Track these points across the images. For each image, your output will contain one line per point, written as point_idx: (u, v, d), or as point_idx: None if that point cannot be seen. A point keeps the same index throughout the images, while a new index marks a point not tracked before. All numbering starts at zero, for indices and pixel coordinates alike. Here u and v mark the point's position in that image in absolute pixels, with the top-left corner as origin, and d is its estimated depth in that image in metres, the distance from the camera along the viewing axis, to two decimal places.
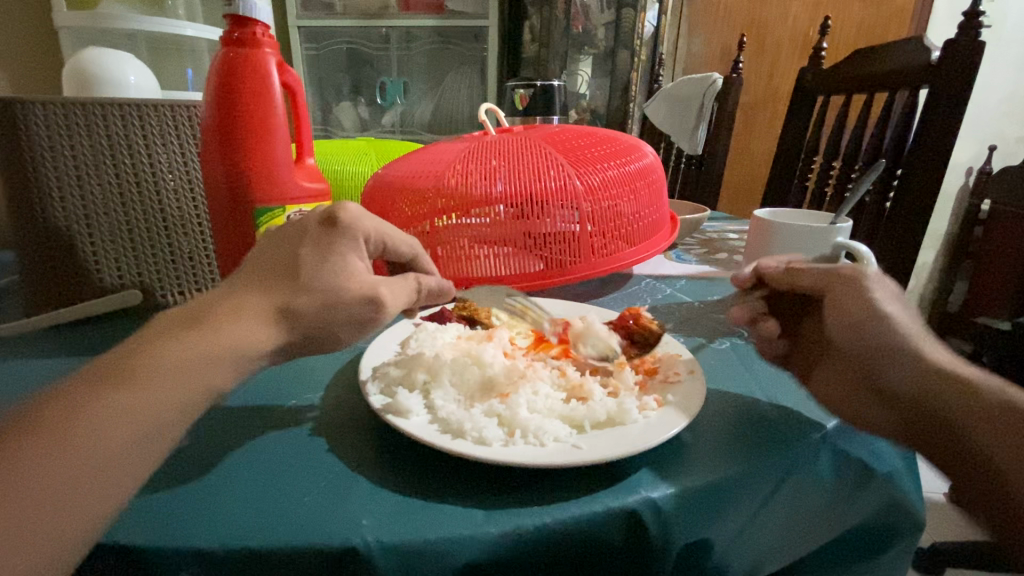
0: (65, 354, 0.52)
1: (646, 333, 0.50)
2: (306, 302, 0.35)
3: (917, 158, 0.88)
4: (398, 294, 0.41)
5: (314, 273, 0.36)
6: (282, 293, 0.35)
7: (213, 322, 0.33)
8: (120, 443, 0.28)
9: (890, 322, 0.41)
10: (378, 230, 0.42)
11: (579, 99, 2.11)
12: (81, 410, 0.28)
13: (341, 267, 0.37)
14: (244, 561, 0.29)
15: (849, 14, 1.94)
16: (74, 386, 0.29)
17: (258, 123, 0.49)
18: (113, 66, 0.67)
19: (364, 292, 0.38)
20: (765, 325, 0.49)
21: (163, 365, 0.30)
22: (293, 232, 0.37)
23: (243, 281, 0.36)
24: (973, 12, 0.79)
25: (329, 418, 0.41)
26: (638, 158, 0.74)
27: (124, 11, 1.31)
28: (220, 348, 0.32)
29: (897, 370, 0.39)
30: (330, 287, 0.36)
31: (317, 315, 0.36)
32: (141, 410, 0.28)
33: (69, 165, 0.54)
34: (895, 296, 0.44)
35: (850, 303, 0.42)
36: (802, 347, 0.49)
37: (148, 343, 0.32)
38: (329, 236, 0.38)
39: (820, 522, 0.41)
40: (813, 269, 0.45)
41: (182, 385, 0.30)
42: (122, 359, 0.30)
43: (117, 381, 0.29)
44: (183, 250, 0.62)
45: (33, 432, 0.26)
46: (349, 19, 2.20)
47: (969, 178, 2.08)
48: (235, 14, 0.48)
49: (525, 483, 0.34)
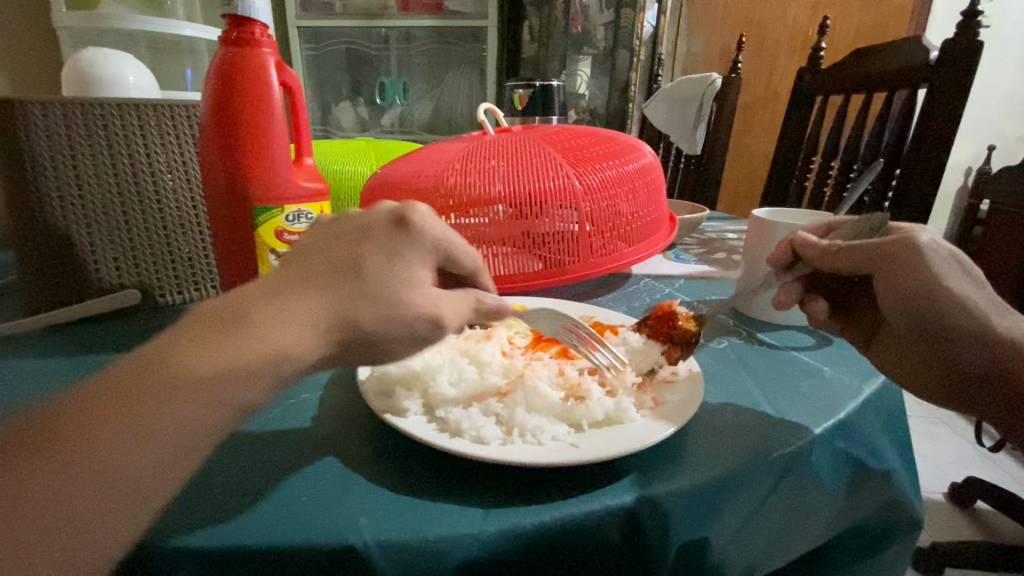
0: (61, 353, 0.52)
1: (685, 332, 0.49)
2: (367, 311, 0.32)
3: (916, 158, 0.89)
4: (455, 305, 0.37)
5: (377, 278, 0.33)
6: (341, 298, 0.32)
7: (255, 327, 0.30)
8: (141, 468, 0.25)
9: (957, 301, 0.41)
10: (444, 240, 0.40)
11: (579, 99, 2.11)
12: (100, 424, 0.25)
13: (406, 275, 0.34)
14: (242, 560, 0.29)
15: (848, 14, 1.95)
16: (95, 396, 0.26)
17: (259, 122, 0.49)
18: (113, 66, 0.67)
19: (427, 305, 0.35)
20: (814, 305, 0.52)
21: (194, 376, 0.27)
22: (358, 232, 0.35)
23: (295, 281, 0.32)
24: (972, 11, 0.80)
25: (328, 417, 0.41)
26: (637, 158, 0.74)
27: (124, 11, 1.31)
28: (258, 358, 0.29)
29: (971, 349, 0.42)
30: (393, 296, 0.33)
31: (378, 329, 0.33)
32: (168, 430, 0.26)
33: (68, 164, 0.54)
34: (960, 264, 0.42)
35: (905, 283, 0.42)
36: (860, 314, 0.52)
37: (183, 343, 0.29)
38: (397, 241, 0.35)
39: (820, 520, 0.41)
40: (861, 246, 0.44)
41: (211, 405, 0.27)
42: (151, 368, 0.27)
43: (145, 392, 0.26)
44: (183, 250, 0.62)
45: (46, 453, 0.24)
46: (348, 20, 2.21)
47: (968, 178, 2.09)
48: (234, 13, 0.47)
49: (523, 482, 0.34)
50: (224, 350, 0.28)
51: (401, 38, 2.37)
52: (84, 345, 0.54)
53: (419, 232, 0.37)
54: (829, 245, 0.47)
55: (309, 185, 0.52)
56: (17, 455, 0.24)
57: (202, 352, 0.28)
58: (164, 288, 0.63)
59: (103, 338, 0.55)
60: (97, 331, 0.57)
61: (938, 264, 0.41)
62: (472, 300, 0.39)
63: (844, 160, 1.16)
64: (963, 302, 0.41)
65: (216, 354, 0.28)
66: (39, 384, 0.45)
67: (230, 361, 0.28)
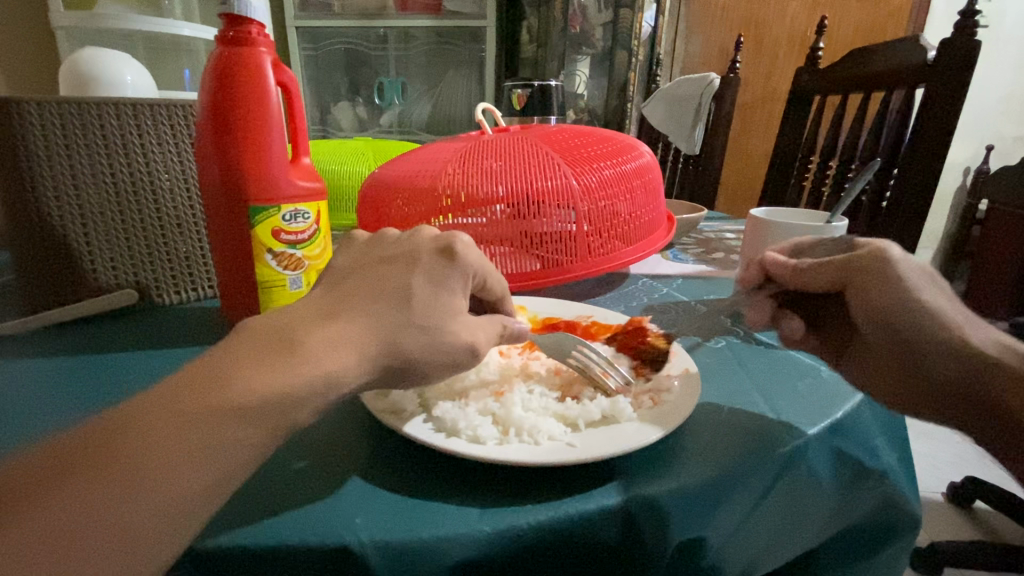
0: (56, 352, 0.52)
1: (655, 350, 0.47)
2: (412, 339, 0.33)
3: (914, 158, 0.89)
4: (488, 330, 0.38)
5: (425, 306, 0.34)
6: (391, 325, 0.33)
7: (311, 351, 0.30)
8: (191, 486, 0.26)
9: (924, 310, 0.42)
10: (483, 268, 0.40)
11: (577, 99, 2.11)
12: (157, 440, 0.25)
13: (451, 305, 0.36)
14: (239, 559, 0.29)
15: (847, 14, 1.95)
16: (150, 411, 0.26)
17: (255, 122, 0.49)
18: (110, 65, 0.67)
19: (468, 334, 0.36)
20: (789, 325, 0.52)
21: (246, 396, 0.28)
22: (408, 259, 0.36)
23: (347, 304, 0.33)
24: (968, 11, 0.80)
25: (326, 416, 0.41)
26: (635, 157, 0.74)
27: (122, 11, 1.31)
28: (312, 383, 0.29)
29: (938, 356, 0.42)
30: (437, 325, 0.34)
31: (420, 356, 0.34)
32: (219, 450, 0.26)
33: (63, 164, 0.54)
34: (930, 277, 0.44)
35: (876, 296, 0.43)
36: (832, 335, 0.52)
37: (236, 361, 0.29)
38: (441, 269, 0.36)
39: (817, 519, 0.41)
40: (827, 264, 0.46)
41: (260, 427, 0.28)
42: (205, 385, 0.28)
43: (199, 409, 0.27)
44: (179, 249, 0.62)
45: (108, 470, 0.24)
46: (346, 19, 2.20)
47: (966, 178, 2.09)
48: (230, 13, 0.47)
49: (519, 481, 0.34)
50: (276, 373, 0.29)
51: (399, 38, 2.37)
52: (79, 345, 0.54)
53: (463, 260, 0.37)
54: (804, 266, 0.47)
55: (305, 185, 0.52)
56: (77, 467, 0.24)
57: (255, 372, 0.29)
58: (160, 287, 0.63)
59: (99, 337, 0.55)
60: (93, 330, 0.57)
61: (911, 277, 0.43)
62: (498, 325, 0.40)
63: (842, 159, 1.16)
64: (930, 311, 0.42)
65: (269, 375, 0.29)
66: (37, 385, 0.45)
67: (282, 383, 0.29)
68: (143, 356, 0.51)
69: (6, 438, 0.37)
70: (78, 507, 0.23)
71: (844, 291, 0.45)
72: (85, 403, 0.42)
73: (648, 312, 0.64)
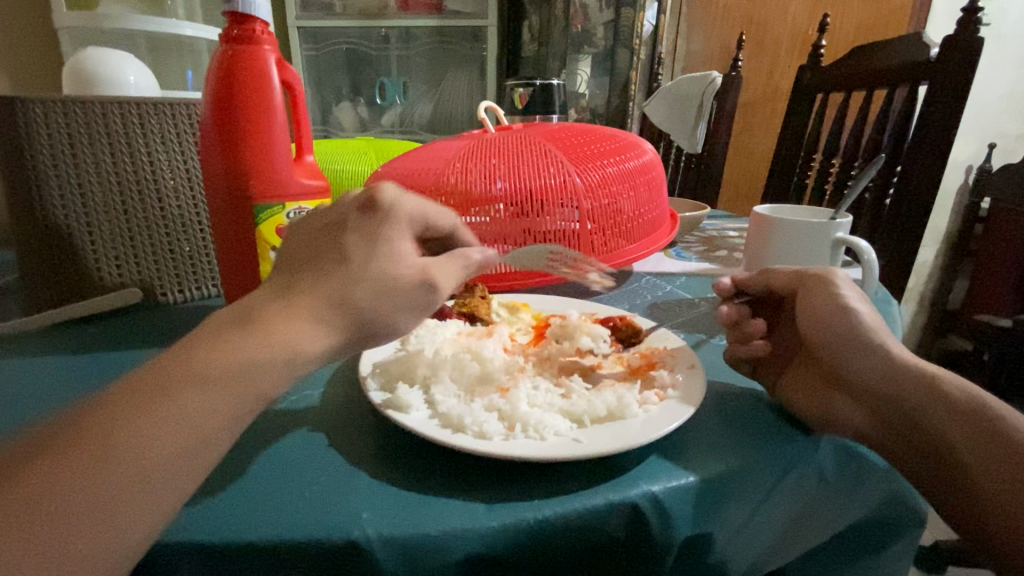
0: (62, 351, 0.52)
1: (631, 331, 0.51)
2: (362, 291, 0.33)
3: (918, 154, 0.88)
4: (450, 270, 0.37)
5: (364, 261, 0.34)
6: (338, 285, 0.33)
7: (266, 325, 0.31)
8: (160, 454, 0.26)
9: (855, 318, 0.43)
10: (421, 216, 0.39)
11: (579, 99, 2.12)
12: (122, 420, 0.26)
13: (388, 254, 0.35)
14: (247, 555, 0.29)
15: (848, 12, 1.94)
16: (116, 393, 0.27)
17: (259, 117, 0.49)
18: (113, 66, 0.67)
19: (417, 270, 0.35)
20: (751, 325, 0.48)
21: (211, 370, 0.28)
22: (334, 225, 0.36)
23: (291, 282, 0.34)
24: (972, 7, 0.79)
25: (330, 413, 0.41)
26: (638, 155, 0.74)
27: (124, 11, 1.32)
28: (272, 351, 0.30)
29: (867, 365, 0.42)
30: (381, 273, 0.34)
31: (371, 302, 0.33)
32: (192, 416, 0.27)
33: (68, 164, 0.55)
34: (861, 295, 0.46)
35: (818, 301, 0.44)
36: (779, 360, 0.48)
37: (195, 344, 0.30)
38: (372, 226, 0.36)
39: (828, 515, 0.41)
40: (784, 270, 0.49)
41: (226, 394, 0.28)
42: (168, 367, 0.28)
43: (163, 388, 0.27)
44: (183, 250, 0.62)
45: (75, 443, 0.24)
46: (348, 20, 2.21)
47: (969, 176, 2.08)
48: (235, 11, 0.48)
49: (526, 477, 0.34)
50: (235, 347, 0.30)
51: (401, 38, 2.37)
52: (80, 343, 0.54)
53: (392, 208, 0.37)
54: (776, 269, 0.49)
55: (309, 183, 0.52)
56: (45, 449, 0.24)
57: (214, 350, 0.29)
58: (165, 288, 0.63)
59: (105, 337, 0.55)
60: (94, 329, 0.57)
61: (843, 287, 0.45)
62: (460, 262, 0.39)
63: (845, 157, 1.16)
64: (861, 318, 0.43)
65: (229, 349, 0.30)
66: (35, 381, 0.45)
67: (240, 354, 0.29)
68: (146, 354, 0.51)
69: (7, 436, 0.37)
70: (46, 488, 0.23)
71: (794, 295, 0.47)
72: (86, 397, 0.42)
73: (651, 309, 0.64)
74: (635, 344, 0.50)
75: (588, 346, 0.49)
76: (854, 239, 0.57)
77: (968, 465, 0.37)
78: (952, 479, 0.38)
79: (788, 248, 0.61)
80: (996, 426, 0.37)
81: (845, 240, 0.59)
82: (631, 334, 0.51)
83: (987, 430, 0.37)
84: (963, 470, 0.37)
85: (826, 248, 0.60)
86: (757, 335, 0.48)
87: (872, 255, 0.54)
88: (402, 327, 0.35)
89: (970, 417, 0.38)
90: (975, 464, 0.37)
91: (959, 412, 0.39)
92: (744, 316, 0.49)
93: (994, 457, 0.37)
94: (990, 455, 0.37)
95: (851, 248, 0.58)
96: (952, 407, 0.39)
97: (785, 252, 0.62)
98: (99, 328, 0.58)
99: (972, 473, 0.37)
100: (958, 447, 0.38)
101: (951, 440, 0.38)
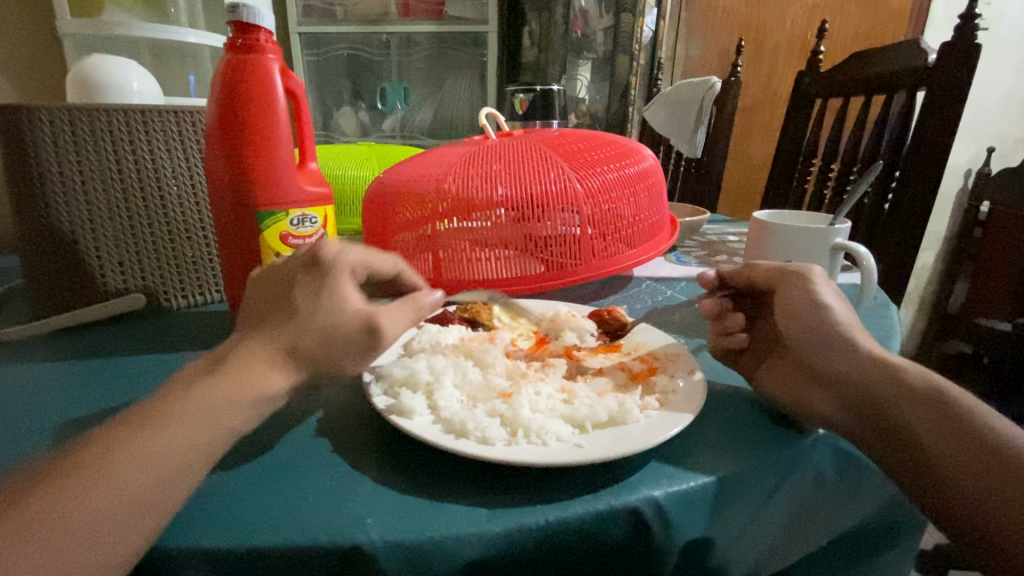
0: (66, 357, 0.52)
1: (616, 323, 0.54)
2: (309, 340, 0.35)
3: (916, 160, 0.89)
4: (400, 316, 0.38)
5: (311, 311, 0.36)
6: (287, 335, 0.35)
7: (236, 365, 0.34)
8: (146, 477, 0.28)
9: (828, 315, 0.42)
10: (362, 265, 0.41)
11: (579, 104, 2.15)
12: (105, 456, 0.28)
13: (332, 303, 0.36)
14: (249, 561, 0.29)
15: (847, 17, 1.95)
16: (105, 429, 0.30)
17: (262, 124, 0.49)
18: (117, 73, 0.67)
19: (361, 318, 0.37)
20: (731, 318, 0.49)
21: (187, 406, 0.31)
22: (281, 278, 0.38)
23: (252, 328, 0.36)
24: (969, 14, 0.80)
25: (334, 418, 0.41)
26: (638, 161, 0.74)
27: (127, 18, 1.33)
28: (241, 388, 0.33)
29: (839, 359, 0.41)
30: (328, 322, 0.36)
31: (318, 350, 0.35)
32: (172, 446, 0.30)
33: (74, 169, 0.55)
34: (839, 293, 0.45)
35: (793, 296, 0.44)
36: (755, 343, 0.49)
37: (174, 386, 0.33)
38: (317, 275, 0.37)
39: (831, 519, 0.42)
40: (768, 264, 0.48)
41: (201, 426, 0.31)
42: (151, 406, 0.31)
43: (143, 425, 0.30)
44: (187, 255, 0.63)
45: (69, 473, 0.27)
46: (349, 25, 2.22)
47: (968, 180, 2.08)
48: (239, 21, 0.48)
49: (527, 481, 0.34)
50: (209, 386, 0.32)
51: (401, 43, 2.39)
52: (86, 348, 0.54)
53: (333, 260, 0.38)
54: (761, 263, 0.49)
55: (311, 190, 0.52)
56: (43, 478, 0.27)
57: (189, 390, 0.32)
58: (168, 292, 0.63)
59: (111, 342, 0.56)
60: (98, 334, 0.58)
61: (818, 283, 0.45)
62: (412, 307, 0.40)
63: (843, 162, 1.16)
64: (831, 312, 0.43)
65: (204, 388, 0.32)
66: (42, 389, 0.46)
67: (212, 391, 0.32)
68: (151, 360, 0.52)
69: (15, 442, 0.38)
70: (36, 521, 0.26)
71: (771, 292, 0.47)
72: (92, 404, 0.43)
73: (651, 314, 0.65)
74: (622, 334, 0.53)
75: (574, 343, 0.52)
76: (853, 244, 0.58)
77: (936, 456, 0.35)
78: (923, 473, 0.36)
79: (787, 253, 0.62)
80: (962, 416, 0.36)
81: (844, 246, 0.59)
82: (619, 327, 0.54)
83: (953, 419, 0.36)
84: (932, 461, 0.36)
85: (825, 253, 0.61)
86: (735, 329, 0.49)
87: (871, 259, 0.55)
88: (347, 370, 0.37)
89: (937, 407, 0.37)
90: (943, 455, 0.35)
91: (927, 402, 0.37)
92: (725, 309, 0.51)
93: (961, 447, 0.35)
94: (958, 445, 0.35)
95: (850, 254, 0.59)
96: (921, 398, 0.37)
97: (784, 258, 0.62)
98: (104, 333, 0.58)
99: (941, 464, 0.35)
100: (926, 440, 0.36)
101: (919, 431, 0.36)
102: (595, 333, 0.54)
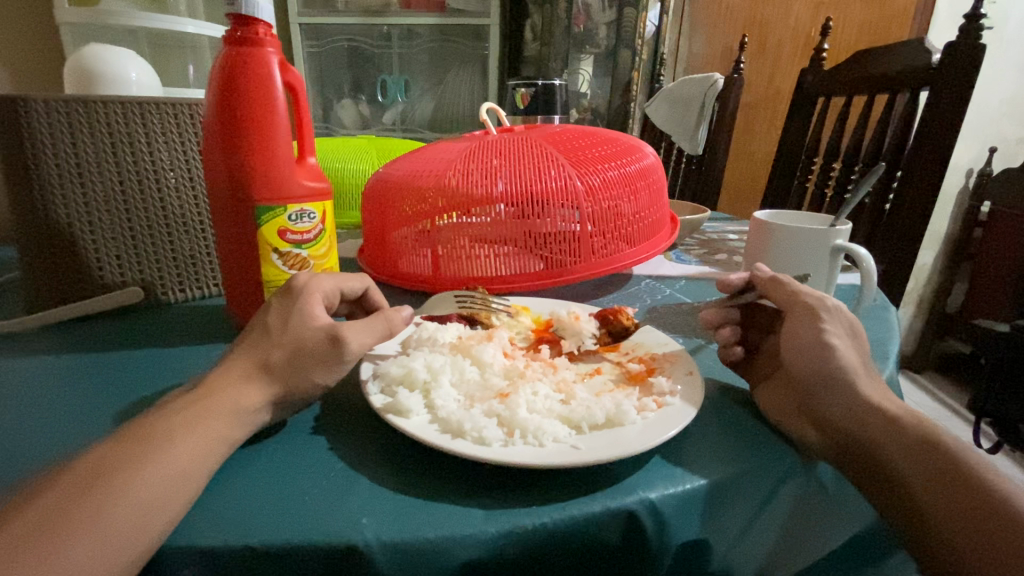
0: (60, 353, 0.51)
1: (622, 325, 0.52)
2: (278, 355, 0.39)
3: (919, 159, 0.88)
4: (367, 329, 0.42)
5: (281, 329, 0.40)
6: (259, 353, 0.39)
7: (218, 387, 0.36)
8: (147, 478, 0.29)
9: (834, 354, 0.42)
10: (330, 291, 0.46)
11: (579, 99, 2.16)
12: (117, 470, 0.29)
13: (297, 319, 0.41)
14: (246, 558, 0.29)
15: (851, 13, 1.94)
16: (105, 443, 0.31)
17: (260, 118, 0.49)
18: (115, 61, 0.66)
19: (327, 332, 0.40)
20: (723, 329, 0.50)
21: (178, 422, 0.33)
22: (260, 310, 0.42)
23: (235, 350, 0.40)
24: (975, 14, 0.79)
25: (331, 414, 0.41)
26: (639, 159, 0.73)
27: (127, 8, 1.32)
28: (225, 406, 0.35)
29: (838, 402, 0.40)
30: (297, 337, 0.40)
31: (286, 364, 0.39)
32: (172, 452, 0.31)
33: (69, 158, 0.54)
34: (851, 329, 0.44)
35: (801, 330, 0.43)
36: (763, 357, 0.49)
37: (163, 409, 0.35)
38: (289, 303, 0.42)
39: (829, 533, 0.41)
40: (786, 287, 0.47)
41: (205, 444, 0.32)
42: (146, 423, 0.33)
43: (150, 442, 0.31)
44: (183, 247, 0.62)
45: (74, 479, 0.28)
46: (348, 17, 2.20)
47: (969, 180, 2.07)
48: (238, 13, 0.47)
49: (522, 486, 0.34)
50: (199, 407, 0.34)
51: (402, 36, 2.38)
52: (82, 342, 0.54)
53: (304, 286, 0.43)
54: (786, 281, 0.48)
55: (311, 185, 0.51)
56: (49, 486, 0.28)
57: (192, 412, 0.34)
58: (166, 286, 0.63)
59: (109, 336, 0.55)
60: (95, 328, 0.57)
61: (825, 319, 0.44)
62: (385, 324, 0.43)
63: (845, 161, 1.15)
64: (836, 353, 0.42)
65: (195, 408, 0.34)
66: (38, 384, 0.45)
67: (212, 415, 0.34)
68: (147, 357, 0.51)
69: (11, 434, 0.38)
70: (42, 522, 0.26)
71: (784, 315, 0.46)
72: (86, 403, 0.43)
73: (650, 314, 0.65)
74: (633, 362, 0.48)
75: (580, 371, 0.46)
76: (853, 247, 0.57)
77: (922, 503, 0.36)
78: (912, 521, 0.36)
79: (789, 254, 0.62)
80: (954, 462, 0.36)
81: (844, 248, 0.59)
82: (623, 329, 0.52)
83: (948, 470, 0.36)
84: (917, 509, 0.36)
85: (824, 255, 0.60)
86: (732, 341, 0.50)
87: (870, 263, 0.54)
88: (317, 382, 0.40)
89: (934, 456, 0.37)
90: (932, 503, 0.35)
91: (919, 450, 0.37)
92: (722, 320, 0.51)
93: (950, 496, 0.35)
94: (944, 495, 0.35)
95: (850, 256, 0.58)
96: (913, 446, 0.37)
97: (786, 259, 0.62)
98: (102, 327, 0.58)
99: (926, 513, 0.36)
100: (914, 483, 0.36)
101: (909, 479, 0.37)
102: (596, 335, 0.52)
